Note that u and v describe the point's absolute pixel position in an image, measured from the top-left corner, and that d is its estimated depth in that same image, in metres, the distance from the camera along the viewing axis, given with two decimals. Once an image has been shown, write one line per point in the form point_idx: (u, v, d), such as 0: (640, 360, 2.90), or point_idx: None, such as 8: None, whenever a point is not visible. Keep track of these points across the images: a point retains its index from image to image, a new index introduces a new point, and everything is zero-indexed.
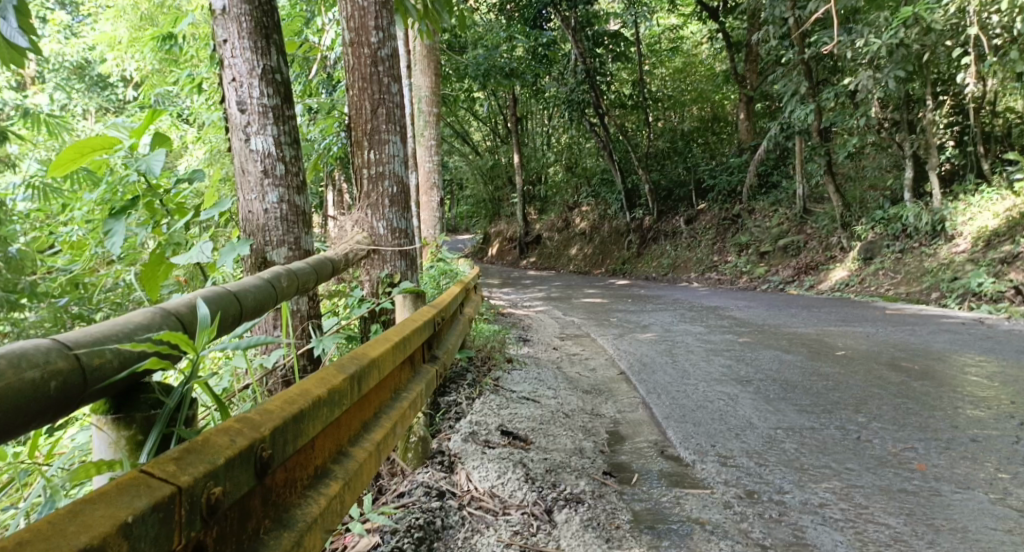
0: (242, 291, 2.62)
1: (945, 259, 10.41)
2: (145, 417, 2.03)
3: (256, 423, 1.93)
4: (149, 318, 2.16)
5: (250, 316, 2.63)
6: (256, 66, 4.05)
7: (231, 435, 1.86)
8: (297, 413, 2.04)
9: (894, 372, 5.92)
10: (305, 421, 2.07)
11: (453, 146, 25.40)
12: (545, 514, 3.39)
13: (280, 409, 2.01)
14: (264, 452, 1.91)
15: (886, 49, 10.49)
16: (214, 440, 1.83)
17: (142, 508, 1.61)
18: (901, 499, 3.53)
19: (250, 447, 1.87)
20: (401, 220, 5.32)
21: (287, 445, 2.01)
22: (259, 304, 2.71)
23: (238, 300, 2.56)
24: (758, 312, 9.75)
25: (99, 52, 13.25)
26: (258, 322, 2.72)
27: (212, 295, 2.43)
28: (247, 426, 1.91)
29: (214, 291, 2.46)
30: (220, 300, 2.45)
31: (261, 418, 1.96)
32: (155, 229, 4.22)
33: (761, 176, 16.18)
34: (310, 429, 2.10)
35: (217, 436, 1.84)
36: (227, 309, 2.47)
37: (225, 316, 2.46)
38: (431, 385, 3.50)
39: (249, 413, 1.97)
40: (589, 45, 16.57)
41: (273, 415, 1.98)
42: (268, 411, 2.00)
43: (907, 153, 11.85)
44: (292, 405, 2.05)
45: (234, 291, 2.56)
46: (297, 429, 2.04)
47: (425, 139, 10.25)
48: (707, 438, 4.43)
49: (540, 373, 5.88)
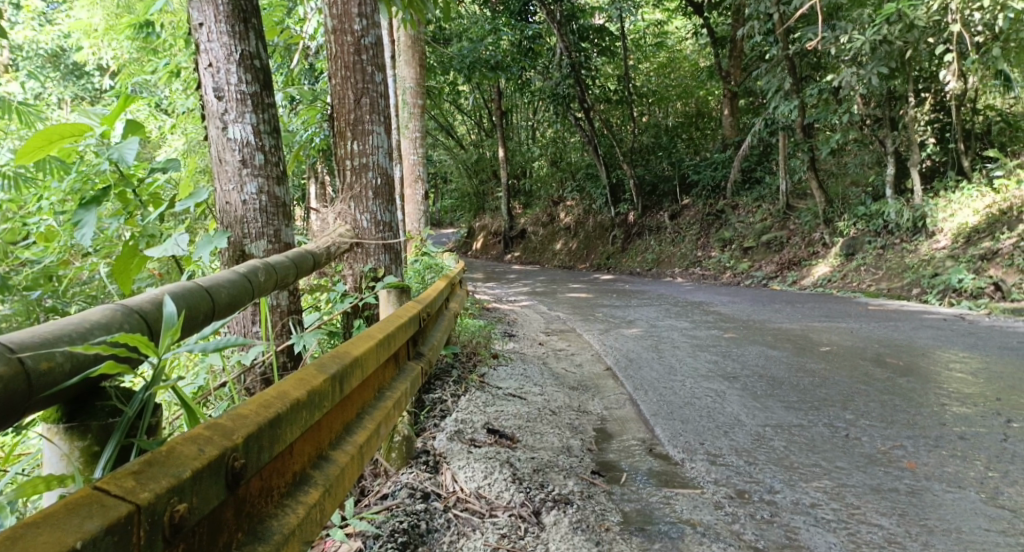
0: (215, 286, 2.51)
1: (926, 255, 10.45)
2: (101, 426, 1.93)
3: (228, 430, 1.83)
4: (108, 316, 2.04)
5: (223, 312, 2.52)
6: (234, 50, 3.92)
7: (199, 444, 1.76)
8: (273, 417, 1.93)
9: (880, 368, 5.90)
10: (282, 426, 1.97)
11: (437, 140, 25.25)
12: (533, 516, 3.31)
13: (254, 414, 1.91)
14: (236, 461, 1.81)
15: (869, 46, 10.50)
16: (181, 450, 1.73)
17: (94, 530, 1.52)
18: (893, 499, 3.48)
19: (220, 456, 1.77)
20: (386, 213, 5.21)
21: (262, 452, 1.90)
22: (234, 299, 2.60)
23: (210, 295, 2.44)
24: (742, 307, 9.71)
25: (75, 41, 13.00)
26: (232, 318, 2.61)
27: (179, 291, 2.32)
28: (218, 434, 1.81)
29: (183, 286, 2.35)
30: (189, 297, 2.34)
31: (233, 424, 1.86)
32: (129, 220, 4.11)
33: (745, 172, 16.14)
34: (288, 434, 2.00)
35: (184, 446, 1.74)
36: (198, 306, 2.36)
37: (195, 313, 2.34)
38: (416, 382, 3.40)
39: (221, 419, 1.86)
40: (574, 38, 16.49)
41: (246, 421, 1.87)
42: (241, 416, 1.89)
43: (889, 149, 11.88)
44: (268, 409, 1.95)
45: (206, 286, 2.45)
46: (273, 434, 1.93)
47: (409, 131, 10.12)
48: (695, 436, 4.36)
49: (526, 369, 5.80)
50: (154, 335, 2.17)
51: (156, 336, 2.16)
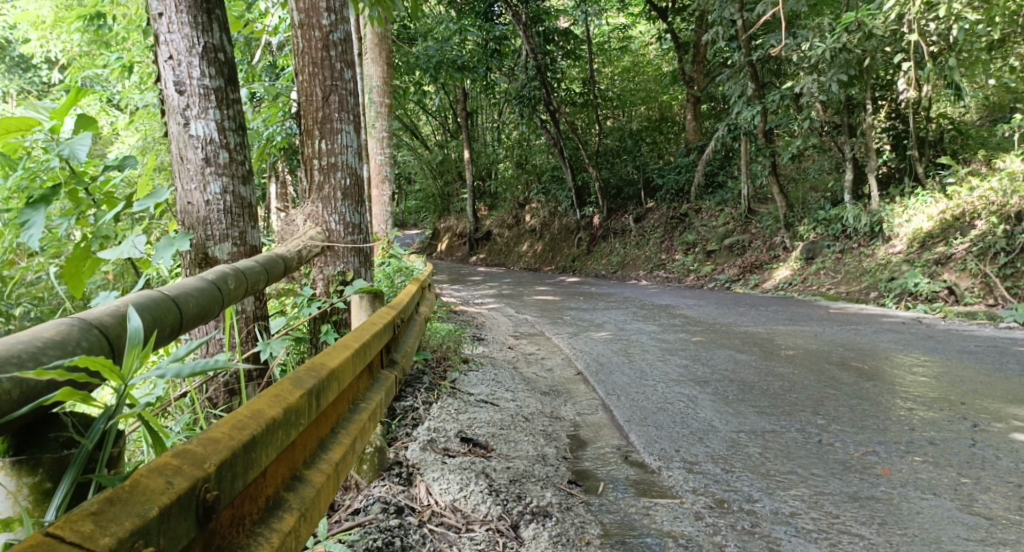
0: (182, 295, 2.37)
1: (883, 259, 10.61)
2: (54, 460, 1.77)
3: (199, 458, 1.70)
4: (65, 331, 1.89)
5: (191, 324, 2.38)
6: (196, 43, 3.76)
7: (166, 476, 1.63)
8: (248, 441, 1.81)
9: (846, 372, 5.92)
10: (257, 449, 1.85)
11: (402, 140, 25.02)
12: (511, 530, 3.26)
13: (227, 438, 1.78)
14: (208, 493, 1.68)
15: (830, 54, 10.58)
16: (146, 483, 1.60)
17: None
18: (871, 507, 3.47)
19: (191, 488, 1.64)
20: (355, 214, 5.08)
21: (236, 480, 1.78)
22: (202, 309, 2.46)
23: (178, 306, 2.31)
24: (708, 310, 9.74)
25: (24, 33, 12.55)
26: (200, 329, 2.47)
27: (144, 302, 2.18)
28: (188, 463, 1.68)
29: (147, 296, 2.20)
30: (155, 308, 2.19)
31: (204, 450, 1.73)
32: (80, 220, 3.94)
33: (707, 176, 16.23)
34: (263, 458, 1.89)
35: (150, 479, 1.60)
36: (164, 317, 2.22)
37: (161, 324, 2.20)
38: (390, 392, 3.30)
39: (191, 444, 1.73)
40: (540, 41, 16.45)
41: (219, 447, 1.75)
42: (213, 441, 1.77)
43: (848, 155, 12.00)
44: (242, 431, 1.83)
45: (173, 295, 2.31)
46: (247, 460, 1.81)
47: (376, 131, 9.97)
48: (671, 443, 4.32)
49: (496, 374, 5.71)
50: (116, 352, 2.02)
51: (118, 351, 2.01)
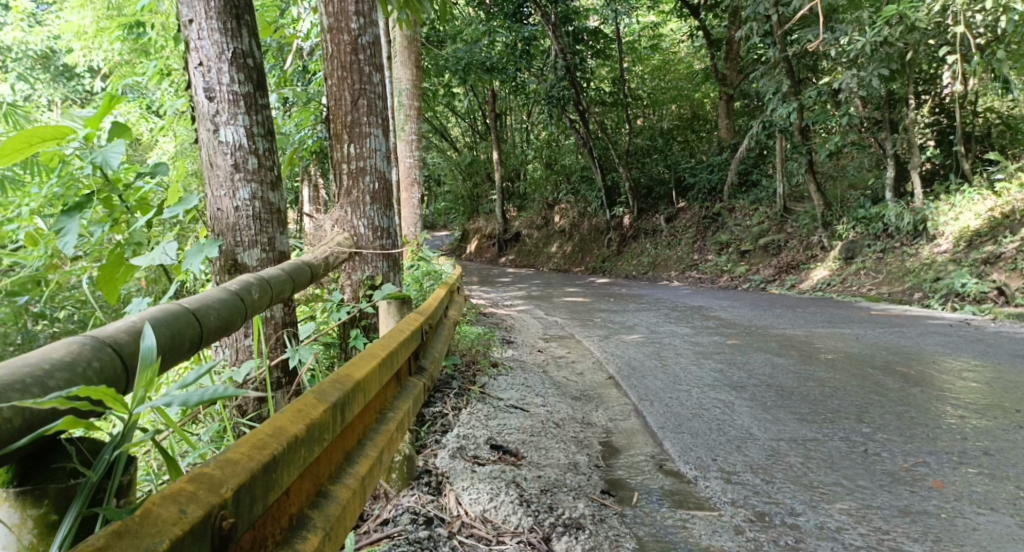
0: (203, 308, 2.30)
1: (927, 259, 10.27)
2: (59, 490, 1.69)
3: (215, 482, 1.63)
4: (78, 350, 1.84)
5: (212, 337, 2.32)
6: (226, 49, 3.72)
7: (180, 504, 1.55)
8: (268, 462, 1.74)
9: (891, 378, 5.70)
10: (278, 469, 1.78)
11: (432, 142, 25.07)
12: (543, 543, 3.16)
13: (246, 459, 1.71)
14: (224, 521, 1.61)
15: (870, 48, 10.31)
16: (158, 513, 1.52)
17: None
18: (922, 522, 3.31)
19: (206, 515, 1.56)
20: (384, 218, 5.01)
21: (256, 503, 1.71)
22: (224, 322, 2.40)
23: (198, 319, 2.25)
24: (743, 312, 9.52)
25: (66, 43, 12.79)
26: (222, 341, 2.41)
27: (164, 315, 2.13)
28: (204, 488, 1.60)
29: (166, 310, 2.14)
30: (174, 323, 2.13)
31: (221, 473, 1.65)
32: (114, 227, 3.96)
33: (742, 175, 15.92)
34: (285, 477, 1.81)
35: (163, 507, 1.53)
36: (183, 332, 2.16)
37: (180, 340, 2.14)
38: (418, 400, 3.22)
39: (208, 467, 1.66)
40: (569, 41, 16.26)
41: (237, 469, 1.68)
42: (232, 462, 1.69)
43: (889, 152, 11.65)
44: (262, 451, 1.75)
45: (192, 308, 2.26)
46: (267, 482, 1.74)
47: (406, 133, 9.94)
48: (707, 451, 4.17)
49: (527, 378, 5.60)
50: (131, 371, 1.96)
51: (132, 371, 1.96)
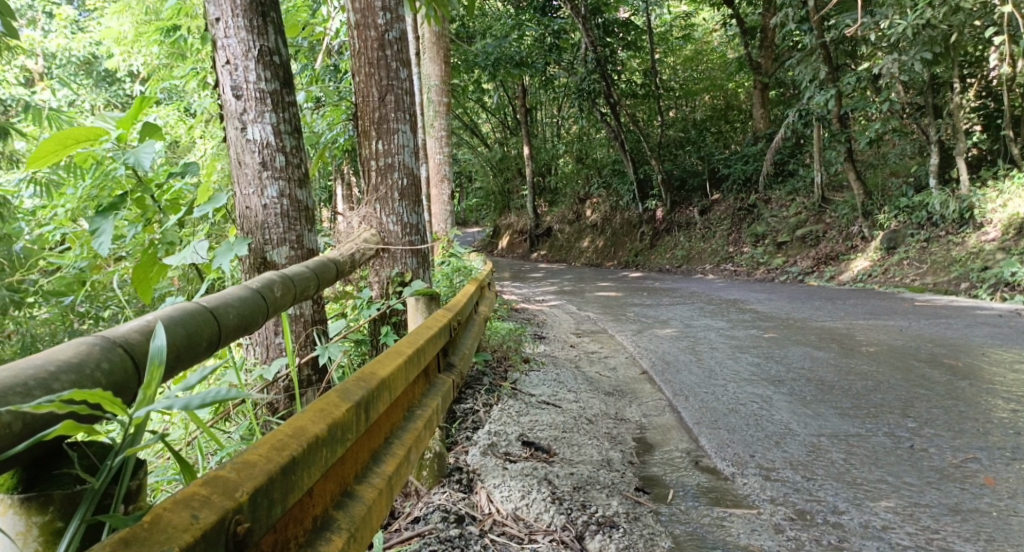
0: (221, 307, 2.28)
1: (974, 248, 9.95)
2: (65, 497, 1.66)
3: (231, 486, 1.59)
4: (87, 350, 1.82)
5: (231, 335, 2.29)
6: (252, 46, 3.70)
7: (192, 510, 1.52)
8: (287, 463, 1.70)
9: (937, 371, 5.52)
10: (298, 471, 1.73)
11: (462, 139, 25.13)
12: (576, 542, 3.10)
13: (263, 460, 1.68)
14: (239, 526, 1.57)
15: (912, 31, 10.01)
16: (169, 519, 1.49)
17: None
18: (974, 521, 3.19)
19: (219, 520, 1.53)
20: (412, 215, 4.97)
21: (274, 507, 1.67)
22: (244, 320, 2.37)
23: (216, 318, 2.22)
24: (780, 304, 9.32)
25: (107, 49, 13.06)
26: (242, 340, 2.37)
27: (180, 313, 2.10)
28: (218, 492, 1.57)
29: (182, 308, 2.11)
30: (191, 322, 2.10)
31: (237, 477, 1.62)
32: (147, 227, 3.98)
33: (778, 164, 15.62)
34: (306, 478, 1.77)
35: (173, 513, 1.50)
36: (200, 330, 2.12)
37: (197, 338, 2.10)
38: (447, 397, 3.18)
39: (224, 470, 1.63)
40: (600, 33, 16.06)
41: (254, 471, 1.64)
42: (248, 464, 1.66)
43: (933, 138, 11.31)
44: (281, 452, 1.72)
45: (211, 306, 2.23)
46: (286, 484, 1.70)
47: (435, 129, 9.92)
48: (745, 447, 4.06)
49: (559, 374, 5.53)
50: (142, 372, 1.93)
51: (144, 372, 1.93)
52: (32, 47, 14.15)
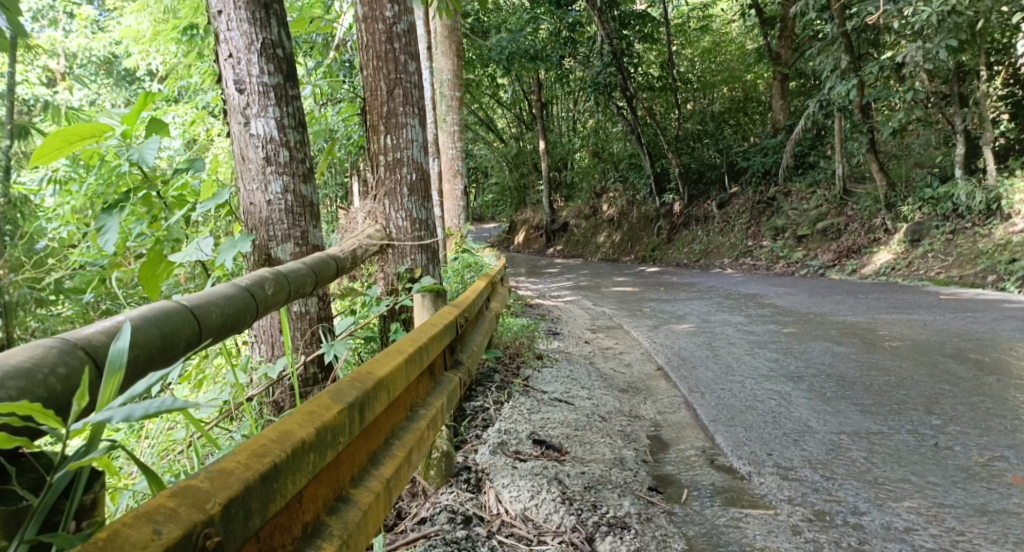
0: (203, 306, 2.21)
1: (1001, 239, 9.71)
2: (9, 514, 1.61)
3: (202, 497, 1.52)
4: (43, 353, 1.74)
5: (214, 336, 2.22)
6: (255, 39, 3.65)
7: (156, 524, 1.45)
8: (267, 471, 1.64)
9: (963, 366, 5.36)
10: (280, 478, 1.67)
11: (479, 134, 25.07)
12: (586, 543, 3.01)
13: (241, 469, 1.61)
14: (210, 539, 1.50)
15: (936, 18, 9.78)
16: (129, 535, 1.42)
17: None
18: (1002, 523, 3.06)
19: (186, 534, 1.46)
20: (422, 210, 4.88)
21: (252, 518, 1.59)
22: (228, 320, 2.30)
23: (196, 318, 2.15)
24: (801, 299, 9.16)
25: (126, 48, 13.14)
26: (226, 340, 2.30)
27: (157, 313, 2.03)
28: (187, 504, 1.50)
29: (159, 308, 2.05)
30: (168, 323, 2.04)
31: (210, 486, 1.55)
32: (153, 224, 3.93)
33: (798, 157, 15.38)
34: (289, 486, 1.70)
35: (134, 529, 1.43)
36: (178, 331, 2.06)
37: (174, 340, 2.03)
38: (454, 395, 3.11)
39: (196, 479, 1.56)
40: (616, 26, 15.85)
41: (230, 481, 1.58)
42: (224, 473, 1.59)
43: (958, 128, 11.05)
44: (262, 459, 1.65)
45: (191, 306, 2.16)
46: (265, 493, 1.63)
47: (448, 124, 9.85)
48: (762, 445, 3.95)
49: (572, 370, 5.44)
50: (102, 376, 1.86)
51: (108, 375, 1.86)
52: (51, 47, 14.24)
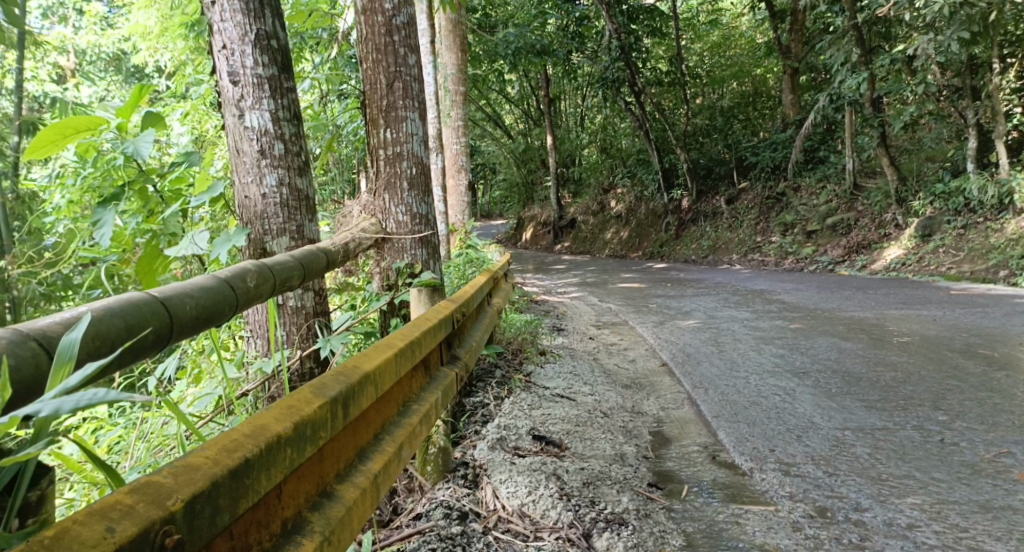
0: (176, 297, 2.18)
1: (1014, 234, 9.57)
2: None
3: (164, 493, 1.51)
4: None
5: (187, 328, 2.20)
6: (249, 30, 3.62)
7: (110, 522, 1.43)
8: (237, 467, 1.61)
9: (973, 362, 5.27)
10: (251, 475, 1.64)
11: (486, 130, 25.01)
12: (583, 540, 2.97)
13: (209, 464, 1.59)
14: (169, 537, 1.48)
15: (948, 10, 9.67)
16: (81, 532, 1.40)
17: None
18: (1007, 520, 3.00)
19: (142, 531, 1.44)
20: (422, 205, 4.84)
21: (219, 515, 1.57)
22: (203, 311, 2.27)
23: (167, 310, 2.13)
24: (809, 294, 9.06)
25: (134, 45, 13.17)
26: (201, 332, 2.28)
27: (125, 305, 2.01)
28: (147, 501, 1.48)
29: (126, 299, 2.03)
30: (134, 314, 2.02)
31: (173, 482, 1.53)
32: (148, 218, 3.93)
33: (807, 151, 15.27)
34: (263, 482, 1.68)
35: (86, 527, 1.41)
36: (145, 323, 2.03)
37: (139, 332, 2.01)
38: (450, 391, 3.08)
39: (160, 475, 1.54)
40: (624, 20, 15.73)
41: (194, 476, 1.56)
42: (190, 468, 1.57)
43: (970, 121, 10.96)
44: (232, 454, 1.63)
45: (163, 297, 2.14)
46: (235, 490, 1.61)
47: (452, 119, 9.81)
48: (765, 441, 3.89)
49: (575, 366, 5.40)
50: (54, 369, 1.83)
51: None
52: (61, 44, 14.28)
